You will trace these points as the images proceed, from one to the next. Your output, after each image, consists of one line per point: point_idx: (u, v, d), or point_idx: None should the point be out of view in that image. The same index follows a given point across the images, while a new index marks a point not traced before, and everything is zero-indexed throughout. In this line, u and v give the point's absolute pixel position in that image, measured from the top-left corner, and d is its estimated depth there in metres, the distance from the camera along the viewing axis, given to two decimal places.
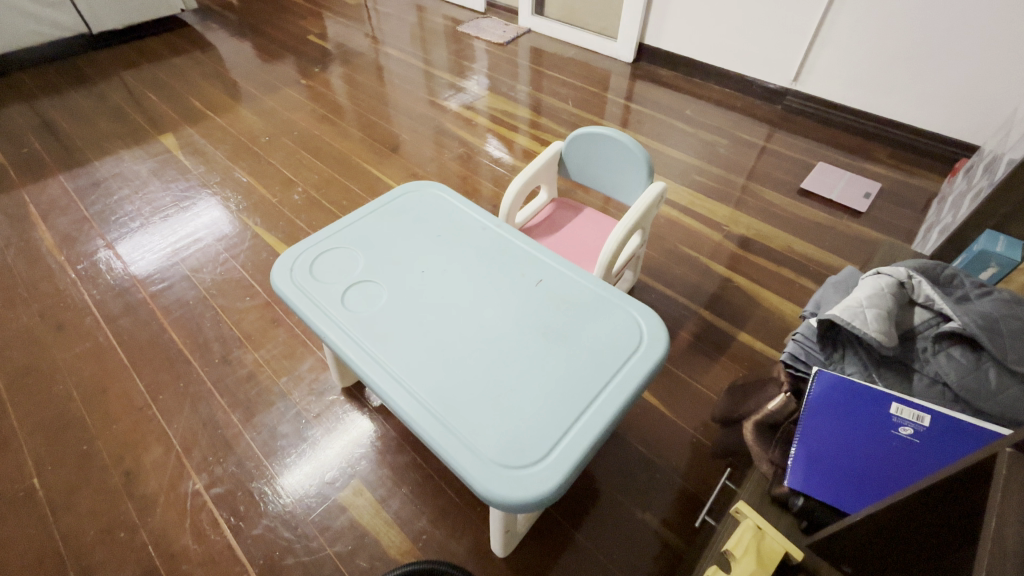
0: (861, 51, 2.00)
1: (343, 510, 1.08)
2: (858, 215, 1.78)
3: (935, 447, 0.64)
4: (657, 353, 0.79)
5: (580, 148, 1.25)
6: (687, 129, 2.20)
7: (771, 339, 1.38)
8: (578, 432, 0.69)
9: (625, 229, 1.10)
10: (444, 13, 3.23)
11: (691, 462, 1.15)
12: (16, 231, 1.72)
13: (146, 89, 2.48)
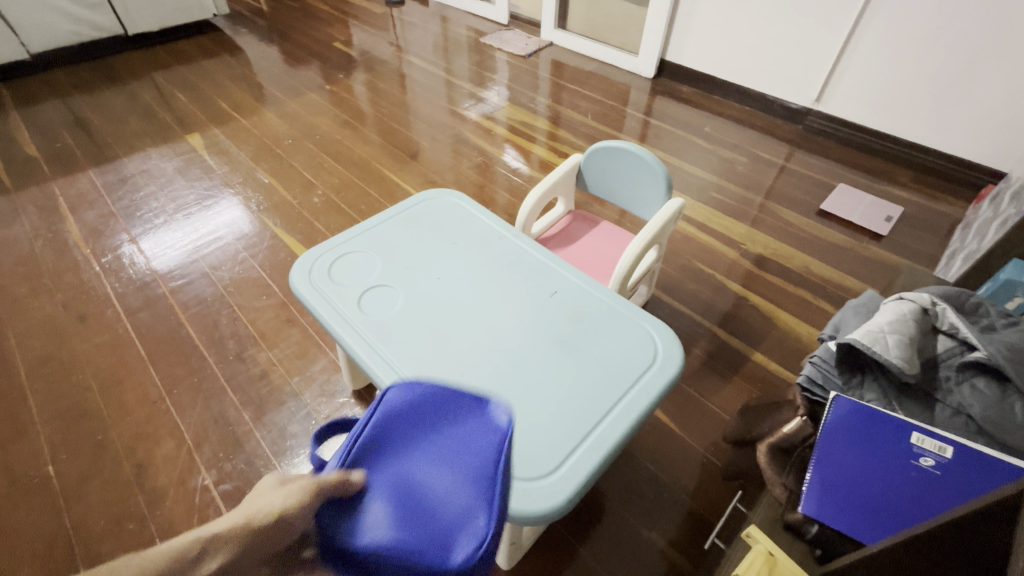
0: (883, 73, 2.00)
1: None
2: (879, 239, 1.75)
3: (958, 480, 0.61)
4: (672, 370, 0.78)
5: (598, 162, 1.26)
6: (705, 146, 2.20)
7: (786, 361, 1.36)
8: (589, 447, 0.69)
9: (641, 244, 1.10)
10: (467, 24, 3.28)
11: (701, 481, 1.13)
12: (45, 222, 1.78)
13: (176, 90, 2.55)
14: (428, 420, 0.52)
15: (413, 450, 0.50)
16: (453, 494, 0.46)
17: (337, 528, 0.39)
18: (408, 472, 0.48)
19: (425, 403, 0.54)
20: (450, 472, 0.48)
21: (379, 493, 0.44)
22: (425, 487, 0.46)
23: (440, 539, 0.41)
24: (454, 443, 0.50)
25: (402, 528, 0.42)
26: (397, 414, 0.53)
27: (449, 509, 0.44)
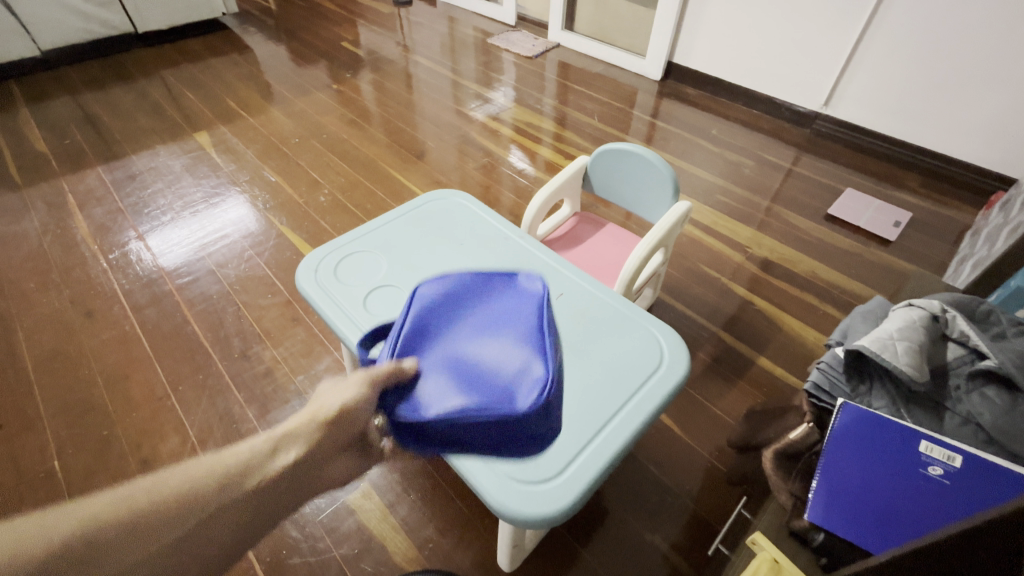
0: (894, 77, 1.98)
1: (351, 513, 1.06)
2: (887, 244, 1.74)
3: (967, 490, 0.61)
4: (678, 375, 0.78)
5: (605, 164, 1.26)
6: (712, 149, 2.19)
7: (792, 366, 1.35)
8: (593, 451, 0.68)
9: (647, 247, 1.09)
10: (474, 25, 3.28)
11: (705, 486, 1.12)
12: (54, 218, 1.79)
13: (184, 88, 2.56)
14: (469, 304, 0.76)
15: (459, 333, 0.71)
16: (506, 355, 0.68)
17: (401, 404, 0.62)
18: (460, 348, 0.69)
19: (464, 293, 0.77)
20: (498, 341, 0.70)
21: (440, 368, 0.66)
22: (480, 355, 0.68)
23: (503, 389, 0.64)
24: (494, 322, 0.73)
25: (469, 388, 0.64)
26: (443, 302, 0.75)
27: (505, 365, 0.67)
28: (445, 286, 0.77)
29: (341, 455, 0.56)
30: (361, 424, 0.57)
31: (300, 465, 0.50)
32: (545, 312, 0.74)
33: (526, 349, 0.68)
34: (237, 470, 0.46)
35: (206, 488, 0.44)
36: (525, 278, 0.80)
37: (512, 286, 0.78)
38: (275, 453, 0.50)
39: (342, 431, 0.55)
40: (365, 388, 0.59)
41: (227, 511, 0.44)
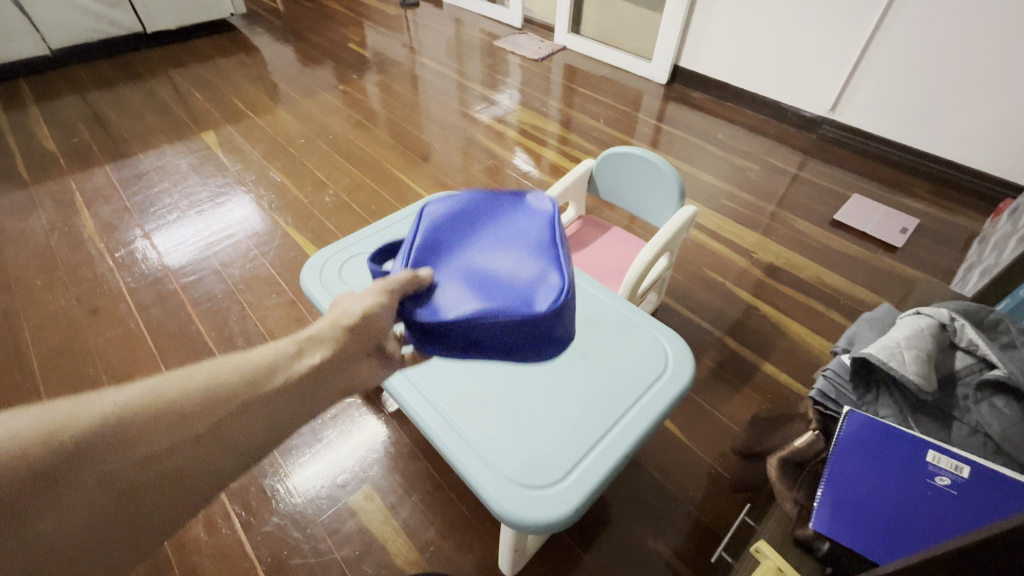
0: (902, 83, 1.97)
1: (353, 514, 1.05)
2: (894, 250, 1.73)
3: (975, 499, 0.60)
4: (682, 380, 0.77)
5: (611, 168, 1.25)
6: (718, 153, 2.19)
7: (797, 372, 1.34)
8: (598, 456, 0.68)
9: (652, 252, 1.09)
10: (481, 27, 3.29)
11: (708, 493, 1.12)
12: (61, 216, 1.80)
13: (192, 88, 2.58)
14: (479, 218, 0.67)
15: (475, 247, 0.63)
16: (521, 275, 0.60)
17: (420, 310, 0.56)
18: (475, 261, 0.62)
19: (472, 209, 0.69)
20: (514, 260, 0.61)
21: (456, 280, 0.60)
22: (496, 267, 0.61)
23: (517, 313, 0.57)
24: (510, 238, 0.64)
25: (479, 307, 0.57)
26: (451, 217, 0.67)
27: (519, 285, 0.59)
28: (451, 202, 0.69)
29: (370, 361, 0.53)
30: (383, 330, 0.54)
31: (325, 368, 0.49)
32: (554, 225, 0.65)
33: (539, 259, 0.60)
34: (257, 372, 0.46)
35: (229, 388, 0.44)
36: (534, 195, 0.70)
37: (524, 198, 0.69)
38: (300, 355, 0.49)
39: (368, 337, 0.53)
40: (387, 296, 0.54)
41: (251, 409, 0.44)
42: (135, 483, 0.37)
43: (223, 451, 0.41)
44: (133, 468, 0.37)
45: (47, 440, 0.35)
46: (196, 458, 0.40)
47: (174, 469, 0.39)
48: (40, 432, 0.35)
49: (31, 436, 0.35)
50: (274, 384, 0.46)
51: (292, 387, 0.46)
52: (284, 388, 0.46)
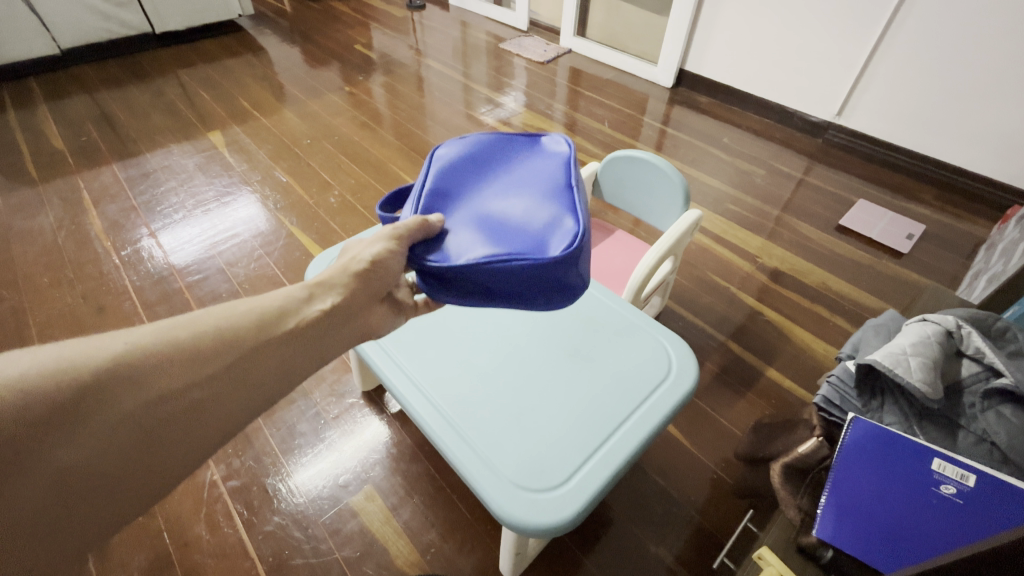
0: (909, 89, 1.96)
1: (354, 515, 1.05)
2: (900, 256, 1.72)
3: (981, 509, 0.59)
4: (686, 386, 0.77)
5: (616, 170, 1.25)
6: (723, 157, 2.18)
7: (801, 378, 1.33)
8: (600, 460, 0.68)
9: (657, 255, 1.09)
10: (487, 29, 3.30)
11: (710, 498, 1.11)
12: (69, 214, 1.81)
13: (199, 88, 2.60)
14: (494, 171, 0.79)
15: (486, 194, 0.75)
16: (534, 211, 0.71)
17: (429, 254, 0.68)
18: (487, 206, 0.73)
19: (489, 161, 0.80)
20: (526, 199, 0.73)
21: (469, 224, 0.71)
22: (505, 211, 0.72)
23: (535, 239, 0.67)
24: (520, 182, 0.76)
25: (496, 240, 0.68)
26: (470, 170, 0.78)
27: (534, 219, 0.69)
28: (471, 155, 0.80)
29: (378, 304, 0.67)
30: (388, 275, 0.66)
31: (334, 311, 0.61)
32: (560, 174, 0.75)
33: (545, 205, 0.71)
34: (274, 313, 0.56)
35: (245, 330, 0.53)
36: (548, 146, 0.80)
37: (537, 152, 0.80)
38: (310, 300, 0.60)
39: (372, 282, 0.65)
40: (395, 243, 0.66)
41: (268, 348, 0.54)
42: (176, 405, 0.47)
43: (236, 389, 0.51)
44: (154, 402, 0.46)
45: (102, 369, 0.44)
46: (207, 397, 0.49)
47: (190, 404, 0.48)
48: (88, 364, 0.44)
49: (85, 362, 0.44)
50: (288, 326, 0.56)
51: (303, 328, 0.57)
52: (296, 329, 0.57)
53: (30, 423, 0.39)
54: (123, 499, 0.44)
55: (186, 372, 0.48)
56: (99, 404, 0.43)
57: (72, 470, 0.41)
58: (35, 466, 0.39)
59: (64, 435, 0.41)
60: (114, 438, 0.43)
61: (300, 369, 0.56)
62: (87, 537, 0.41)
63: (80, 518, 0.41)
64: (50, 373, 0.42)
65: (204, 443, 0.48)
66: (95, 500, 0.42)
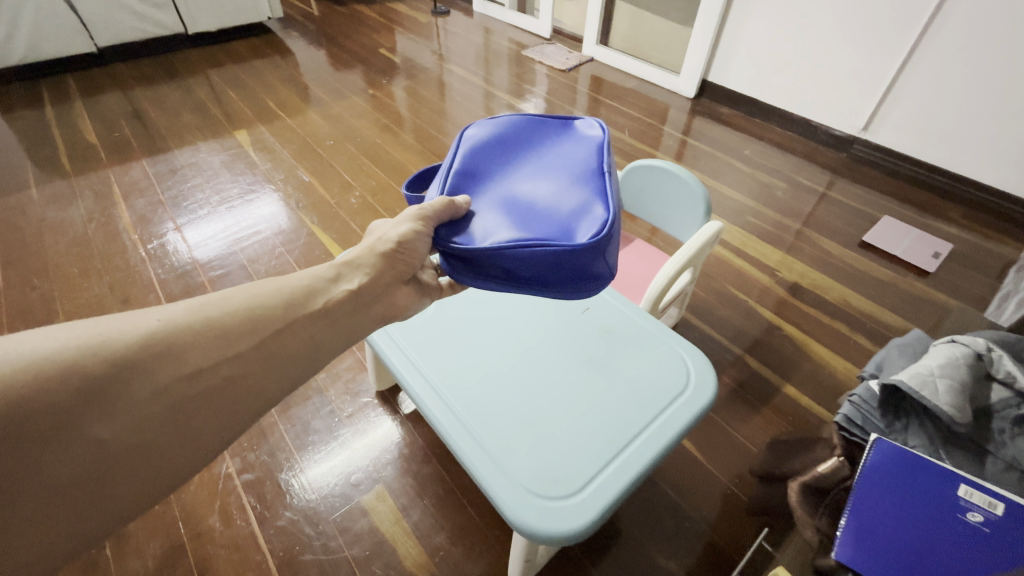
0: (941, 102, 1.92)
1: (364, 514, 1.06)
2: (926, 275, 1.68)
3: (1008, 539, 0.58)
4: (703, 399, 0.76)
5: (638, 179, 1.25)
6: (743, 169, 2.16)
7: (820, 395, 1.31)
8: (614, 471, 0.68)
9: (675, 266, 1.08)
10: (509, 36, 3.33)
11: (723, 514, 1.09)
12: (100, 207, 1.87)
13: (228, 87, 2.66)
14: (524, 156, 0.83)
15: (514, 176, 0.80)
16: (562, 196, 0.75)
17: (453, 236, 0.73)
18: (515, 188, 0.78)
19: (519, 146, 0.85)
20: (554, 184, 0.77)
21: (496, 206, 0.76)
22: (531, 195, 0.76)
23: (562, 225, 0.71)
24: (548, 166, 0.81)
25: (523, 223, 0.72)
26: (499, 153, 0.83)
27: (562, 204, 0.74)
28: (502, 139, 0.85)
29: (404, 287, 0.71)
30: (414, 253, 0.70)
31: (361, 290, 0.65)
32: (592, 160, 0.79)
33: (573, 192, 0.75)
34: (303, 292, 0.60)
35: (273, 310, 0.57)
36: (583, 132, 0.85)
37: (569, 138, 0.84)
38: (337, 280, 0.64)
39: (397, 263, 0.69)
40: (421, 224, 0.70)
41: (296, 326, 0.58)
42: (208, 378, 0.50)
43: (262, 368, 0.54)
44: (186, 379, 0.49)
45: (141, 343, 0.47)
46: (236, 374, 0.52)
47: (218, 382, 0.51)
48: (126, 339, 0.47)
49: (123, 336, 0.47)
50: (316, 305, 0.60)
51: (330, 307, 0.61)
52: (322, 309, 0.60)
53: (69, 395, 0.43)
54: (158, 467, 0.47)
55: (218, 348, 0.51)
56: (134, 378, 0.46)
57: (117, 435, 0.45)
58: (80, 432, 0.43)
59: (105, 403, 0.44)
60: (152, 409, 0.47)
61: (325, 349, 0.59)
62: (125, 499, 0.45)
63: (126, 478, 0.45)
64: (92, 344, 0.45)
65: (234, 417, 0.52)
66: (134, 466, 0.46)
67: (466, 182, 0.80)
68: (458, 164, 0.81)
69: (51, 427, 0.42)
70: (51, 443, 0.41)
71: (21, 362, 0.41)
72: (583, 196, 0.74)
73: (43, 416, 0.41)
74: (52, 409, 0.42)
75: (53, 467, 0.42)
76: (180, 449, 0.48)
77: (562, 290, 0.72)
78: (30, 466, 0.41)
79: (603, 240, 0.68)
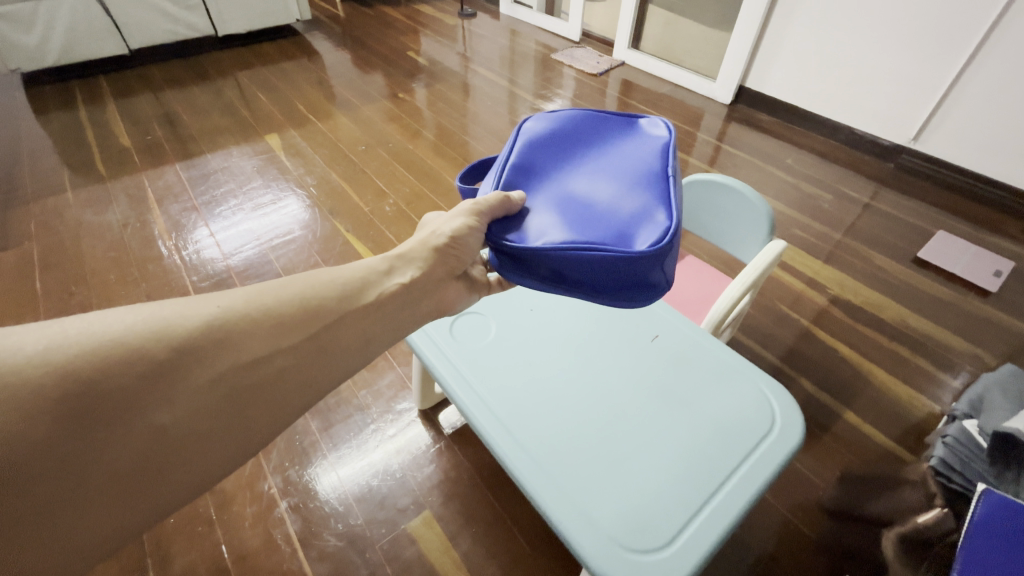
0: (999, 114, 1.84)
1: (412, 542, 1.02)
2: (988, 295, 1.60)
3: None
4: (791, 442, 0.70)
5: (695, 195, 1.20)
6: (786, 179, 2.09)
7: (883, 423, 1.24)
8: (703, 523, 0.63)
9: (740, 288, 1.02)
10: (537, 39, 3.28)
11: (785, 549, 1.04)
12: (134, 212, 1.86)
13: (257, 90, 2.65)
14: (582, 153, 0.78)
15: (572, 174, 0.75)
16: (620, 199, 0.70)
17: (506, 234, 0.69)
18: (571, 187, 0.73)
19: (577, 143, 0.79)
20: (613, 186, 0.72)
21: (550, 205, 0.71)
22: (589, 196, 0.71)
23: (620, 230, 0.66)
24: (608, 166, 0.75)
25: (578, 225, 0.67)
26: (555, 148, 0.78)
27: (620, 207, 0.69)
28: (559, 134, 0.80)
29: (452, 285, 0.68)
30: (466, 249, 0.67)
31: (413, 285, 0.62)
32: (656, 164, 0.73)
33: (636, 195, 0.69)
34: (356, 283, 0.58)
35: (327, 303, 0.54)
36: (648, 132, 0.79)
37: (632, 138, 0.79)
38: (389, 273, 0.62)
39: (448, 258, 0.66)
40: (474, 219, 0.66)
41: (349, 319, 0.55)
42: (264, 368, 0.48)
43: (315, 362, 0.52)
44: (242, 369, 0.47)
45: (203, 330, 0.46)
46: (291, 366, 0.50)
47: (272, 374, 0.49)
48: (187, 321, 0.46)
49: (184, 320, 0.45)
50: (368, 298, 0.57)
51: (383, 301, 0.59)
52: (375, 302, 0.58)
53: (132, 379, 0.41)
54: (214, 460, 0.45)
55: (273, 337, 0.49)
56: (195, 363, 0.45)
57: (175, 423, 0.43)
58: (142, 417, 0.41)
59: (166, 391, 0.43)
60: (210, 398, 0.45)
61: (376, 341, 0.57)
62: (181, 490, 0.43)
63: (181, 468, 0.43)
64: (154, 328, 0.44)
65: (285, 411, 0.49)
66: (188, 455, 0.43)
67: (520, 179, 0.75)
68: (513, 158, 0.76)
69: (110, 414, 0.40)
70: (111, 428, 0.40)
71: (94, 338, 0.41)
72: (644, 200, 0.68)
73: (105, 400, 0.40)
74: (116, 394, 0.40)
75: (113, 453, 0.40)
76: (234, 441, 0.46)
77: (614, 298, 0.68)
78: (93, 450, 0.39)
79: (663, 249, 0.62)
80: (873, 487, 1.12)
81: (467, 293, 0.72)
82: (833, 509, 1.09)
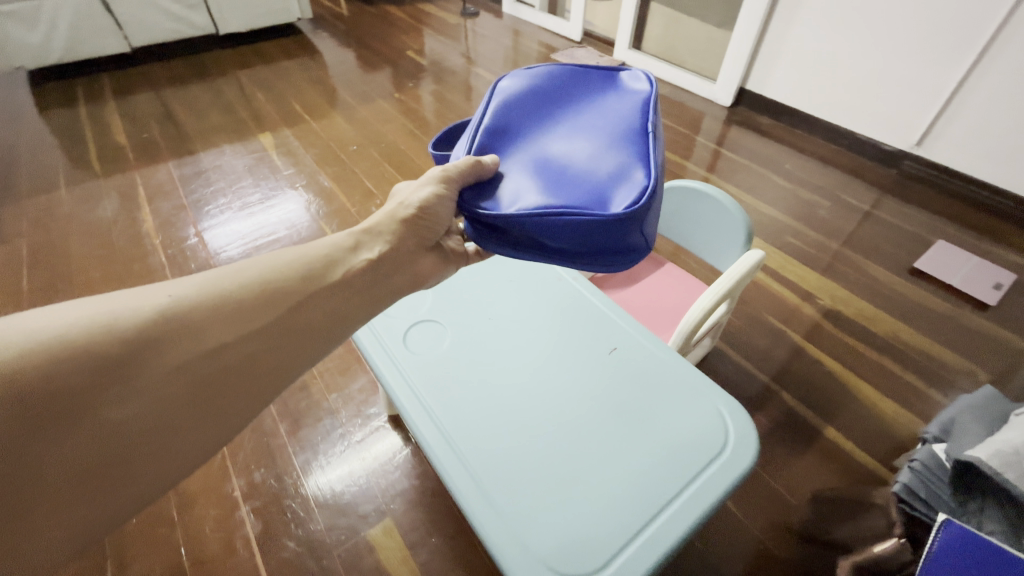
0: (1005, 121, 1.77)
1: (371, 550, 1.01)
2: (986, 309, 1.55)
3: None
4: (742, 463, 0.68)
5: (672, 202, 1.17)
6: (783, 184, 2.04)
7: (866, 441, 1.20)
8: (642, 546, 0.61)
9: (712, 298, 0.98)
10: (539, 39, 3.24)
11: (752, 569, 1.01)
12: (125, 209, 1.88)
13: (256, 88, 2.66)
14: (560, 112, 0.74)
15: (548, 134, 0.71)
16: (598, 158, 0.66)
17: (480, 200, 0.65)
18: (548, 148, 0.69)
19: (555, 102, 0.75)
20: (590, 144, 0.68)
21: (525, 167, 0.67)
22: (565, 156, 0.67)
23: (596, 192, 0.62)
24: (587, 123, 0.71)
25: (554, 187, 0.64)
26: (532, 109, 0.74)
27: (598, 167, 0.65)
28: (536, 92, 0.75)
29: (426, 255, 0.66)
30: (433, 218, 0.66)
31: (381, 260, 0.60)
32: (636, 119, 0.69)
33: (614, 153, 0.65)
34: (321, 262, 0.56)
35: (289, 286, 0.53)
36: (629, 88, 0.74)
37: (612, 94, 0.74)
38: (356, 249, 0.60)
39: (420, 230, 0.65)
40: (443, 186, 0.64)
41: (311, 303, 0.54)
42: (225, 358, 0.48)
43: (283, 346, 0.51)
44: (201, 357, 0.46)
45: (140, 326, 0.45)
46: (260, 350, 0.49)
47: (238, 358, 0.48)
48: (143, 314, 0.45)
49: (134, 313, 0.45)
50: (335, 275, 0.56)
51: (351, 278, 0.57)
52: (344, 279, 0.56)
53: (81, 374, 0.41)
54: (184, 450, 0.45)
55: (239, 322, 0.49)
56: (151, 352, 0.44)
57: (132, 417, 0.43)
58: (93, 414, 0.41)
59: (119, 385, 0.43)
60: (173, 390, 0.45)
61: (349, 319, 0.56)
62: (147, 481, 0.43)
63: (144, 462, 0.43)
64: (98, 321, 0.43)
65: (256, 399, 0.49)
66: (152, 447, 0.43)
67: (494, 142, 0.71)
68: (486, 121, 0.72)
69: (36, 417, 0.39)
70: (62, 424, 0.40)
71: (45, 334, 0.41)
72: (623, 156, 0.65)
73: (49, 401, 0.40)
74: (40, 398, 0.39)
75: (63, 449, 0.40)
76: (206, 435, 0.46)
77: (593, 265, 0.65)
78: (39, 447, 0.39)
79: (640, 210, 0.59)
80: (844, 508, 1.09)
81: (444, 266, 0.69)
82: (803, 531, 1.06)
